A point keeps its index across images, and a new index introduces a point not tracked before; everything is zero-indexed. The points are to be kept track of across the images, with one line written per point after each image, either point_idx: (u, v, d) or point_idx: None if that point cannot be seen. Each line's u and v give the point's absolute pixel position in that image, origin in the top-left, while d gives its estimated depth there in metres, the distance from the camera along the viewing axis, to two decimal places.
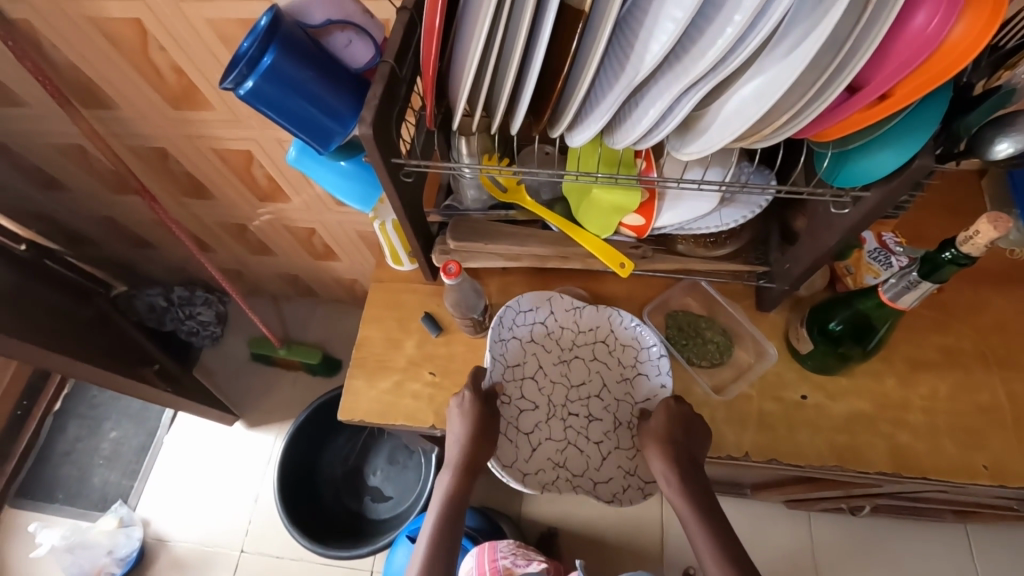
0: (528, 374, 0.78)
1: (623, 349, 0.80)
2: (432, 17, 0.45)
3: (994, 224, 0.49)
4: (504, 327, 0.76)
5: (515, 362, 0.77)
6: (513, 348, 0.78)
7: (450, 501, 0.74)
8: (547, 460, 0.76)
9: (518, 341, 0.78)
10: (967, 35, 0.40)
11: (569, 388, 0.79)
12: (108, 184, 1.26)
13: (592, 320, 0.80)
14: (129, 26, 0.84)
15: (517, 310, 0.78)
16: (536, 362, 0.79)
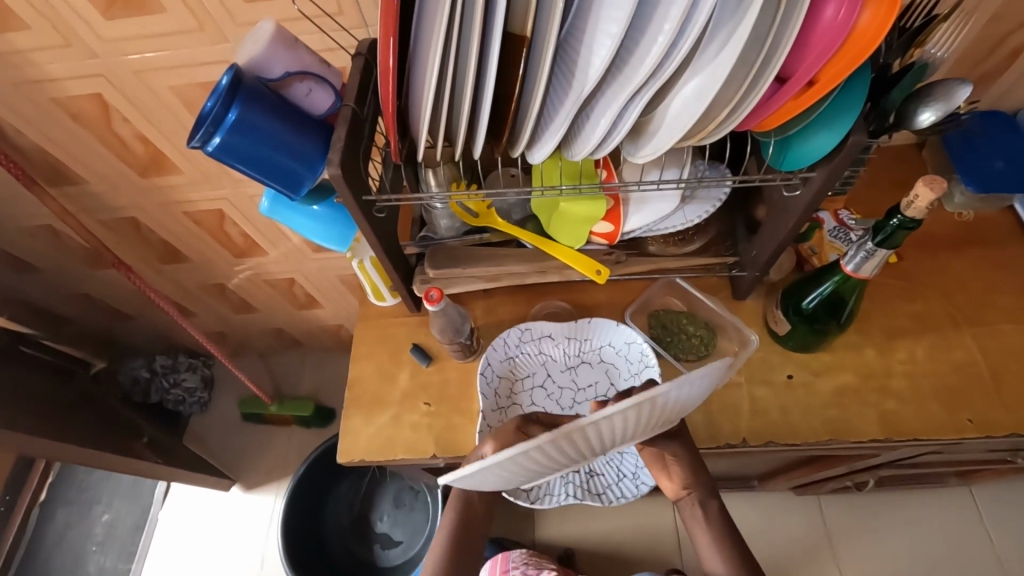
0: (536, 384, 0.83)
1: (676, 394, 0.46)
2: (385, 58, 0.48)
3: (931, 186, 0.52)
4: (508, 345, 0.82)
5: (524, 373, 0.83)
6: (523, 360, 0.84)
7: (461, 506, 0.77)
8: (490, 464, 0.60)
9: (528, 354, 0.83)
10: (873, 19, 0.44)
11: (577, 392, 0.83)
12: (80, 260, 1.25)
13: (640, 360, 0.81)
14: (91, 102, 0.85)
15: (528, 333, 0.82)
16: (545, 371, 0.84)
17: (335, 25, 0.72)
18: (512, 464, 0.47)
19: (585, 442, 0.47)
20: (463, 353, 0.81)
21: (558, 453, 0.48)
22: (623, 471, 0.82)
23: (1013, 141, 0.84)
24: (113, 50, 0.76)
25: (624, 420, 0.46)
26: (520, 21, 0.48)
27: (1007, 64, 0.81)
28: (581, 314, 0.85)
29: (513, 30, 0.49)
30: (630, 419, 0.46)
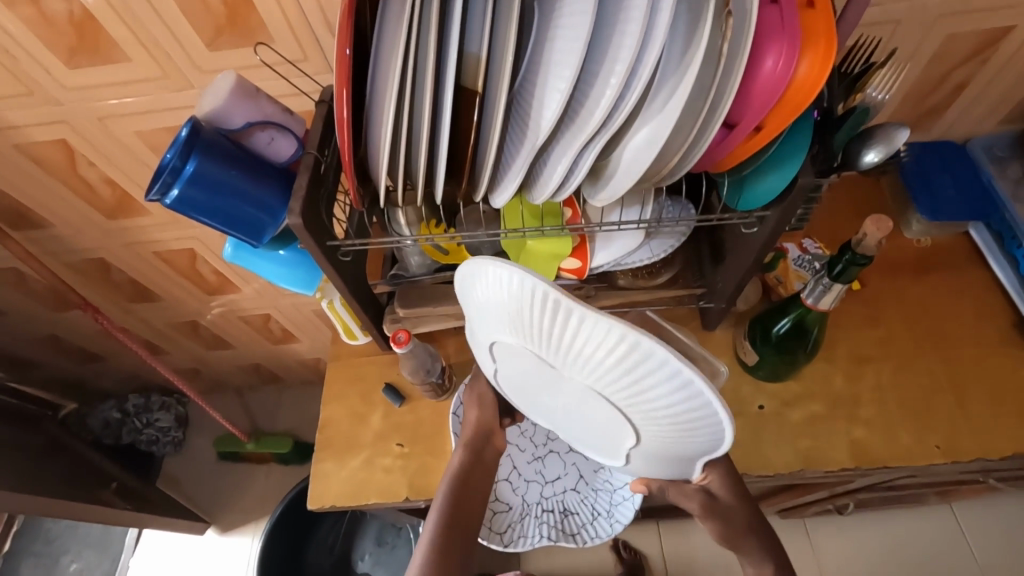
0: (503, 477, 0.81)
1: (666, 377, 0.49)
2: (340, 111, 0.48)
3: (878, 224, 0.55)
4: None
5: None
6: None
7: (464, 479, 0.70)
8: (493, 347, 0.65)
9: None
10: (810, 70, 0.46)
11: (544, 485, 0.82)
12: (46, 302, 1.22)
13: None
14: (55, 148, 0.84)
15: None
16: (510, 462, 0.82)
17: (297, 71, 0.73)
18: (508, 297, 0.52)
19: (562, 337, 0.52)
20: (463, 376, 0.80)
21: (541, 324, 0.52)
22: (597, 509, 0.81)
23: (954, 172, 0.89)
24: (76, 98, 0.76)
25: (618, 349, 0.49)
26: (472, 75, 0.49)
27: (952, 96, 0.84)
28: None
29: (466, 84, 0.50)
30: (619, 356, 0.49)
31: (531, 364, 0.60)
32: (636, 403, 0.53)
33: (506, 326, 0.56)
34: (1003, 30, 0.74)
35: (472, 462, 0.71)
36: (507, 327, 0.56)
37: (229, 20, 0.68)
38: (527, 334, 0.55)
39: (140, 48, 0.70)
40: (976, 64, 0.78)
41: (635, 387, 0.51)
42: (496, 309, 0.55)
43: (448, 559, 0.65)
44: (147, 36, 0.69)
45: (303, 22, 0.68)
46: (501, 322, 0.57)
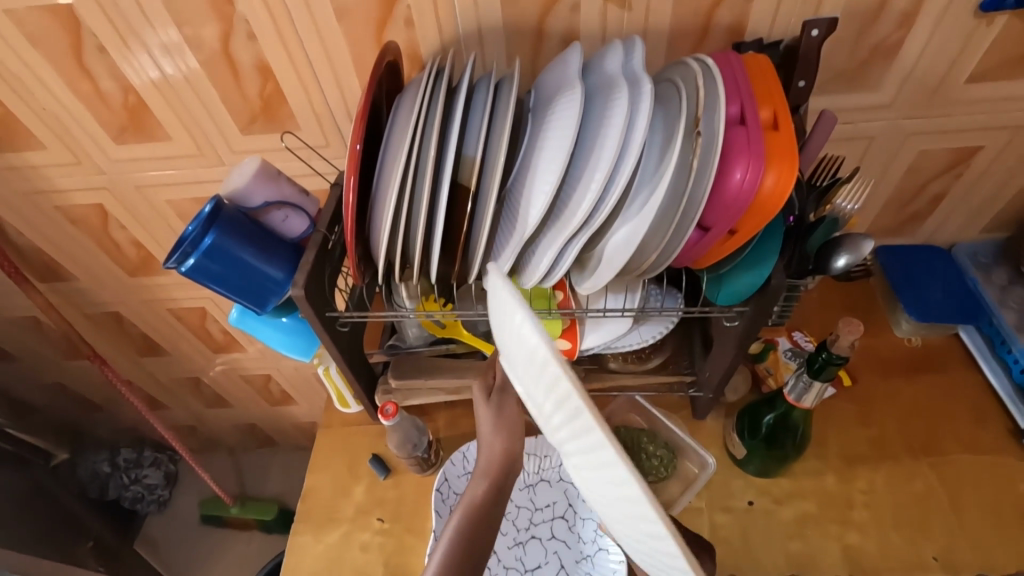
0: None
1: (654, 539, 0.42)
2: (346, 196, 0.54)
3: (850, 327, 0.58)
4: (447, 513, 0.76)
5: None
6: None
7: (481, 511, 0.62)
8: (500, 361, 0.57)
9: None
10: (776, 182, 0.50)
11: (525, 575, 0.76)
12: (57, 351, 1.25)
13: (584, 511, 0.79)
14: (92, 211, 0.91)
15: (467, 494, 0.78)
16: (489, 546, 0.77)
17: (318, 156, 0.81)
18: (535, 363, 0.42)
19: (566, 422, 0.43)
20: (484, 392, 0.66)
21: (552, 406, 0.43)
22: None
23: (940, 274, 0.91)
24: (119, 169, 0.84)
25: (621, 490, 0.41)
26: (467, 173, 0.55)
27: (931, 206, 0.88)
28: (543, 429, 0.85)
29: (462, 180, 0.56)
30: (619, 493, 0.42)
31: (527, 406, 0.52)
32: (611, 516, 0.47)
33: (519, 372, 0.47)
34: (973, 150, 0.79)
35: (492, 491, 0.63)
36: (519, 374, 0.47)
37: (262, 110, 0.76)
38: (537, 400, 0.46)
39: (182, 129, 0.78)
40: (951, 178, 0.83)
41: (615, 511, 0.45)
42: (515, 354, 0.46)
43: None
44: (189, 119, 0.77)
45: (328, 114, 0.76)
46: (512, 362, 0.48)
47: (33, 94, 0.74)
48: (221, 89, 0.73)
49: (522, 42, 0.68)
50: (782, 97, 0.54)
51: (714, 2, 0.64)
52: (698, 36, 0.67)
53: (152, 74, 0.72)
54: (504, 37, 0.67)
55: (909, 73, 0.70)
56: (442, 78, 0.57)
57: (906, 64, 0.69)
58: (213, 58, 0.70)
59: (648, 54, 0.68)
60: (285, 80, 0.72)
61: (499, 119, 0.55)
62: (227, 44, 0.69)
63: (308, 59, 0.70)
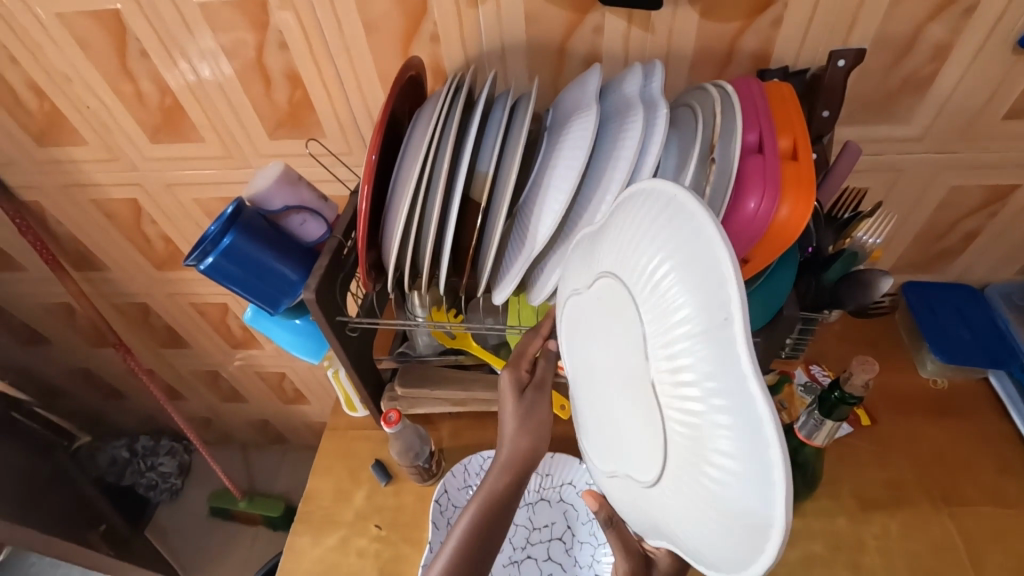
0: None
1: (731, 505, 0.34)
2: (359, 204, 0.55)
3: (864, 367, 0.57)
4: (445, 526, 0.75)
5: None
6: None
7: (498, 506, 0.62)
8: (579, 281, 0.51)
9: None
10: (791, 212, 0.49)
11: None
12: (86, 338, 1.30)
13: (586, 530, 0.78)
14: (126, 205, 0.95)
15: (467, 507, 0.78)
16: None
17: (340, 163, 0.83)
18: (692, 263, 0.36)
19: (678, 338, 0.37)
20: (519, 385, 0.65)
21: (678, 322, 0.37)
22: None
23: (970, 314, 0.87)
24: (153, 167, 0.87)
25: (731, 433, 0.34)
26: (479, 189, 0.56)
27: (962, 243, 0.85)
28: (547, 446, 0.84)
29: (473, 196, 0.56)
30: (718, 435, 0.34)
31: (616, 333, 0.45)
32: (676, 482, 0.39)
33: (645, 283, 0.40)
34: (1009, 188, 0.77)
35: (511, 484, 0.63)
36: (641, 285, 0.40)
37: (290, 117, 0.78)
38: (653, 317, 0.39)
39: (214, 132, 0.81)
40: (985, 216, 0.80)
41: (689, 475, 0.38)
42: (654, 256, 0.40)
43: None
44: (221, 123, 0.80)
45: (352, 123, 0.78)
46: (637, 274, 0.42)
47: (78, 93, 0.78)
48: (252, 96, 0.76)
49: (545, 61, 0.68)
50: (803, 127, 0.53)
51: (739, 28, 0.63)
52: (722, 61, 0.66)
53: (189, 78, 0.75)
54: (527, 55, 0.68)
55: (942, 107, 0.68)
56: (460, 93, 0.57)
57: (938, 97, 0.67)
58: (246, 66, 0.73)
59: (670, 78, 0.68)
60: (313, 89, 0.74)
61: (514, 136, 0.56)
62: (260, 53, 0.71)
63: (336, 70, 0.72)
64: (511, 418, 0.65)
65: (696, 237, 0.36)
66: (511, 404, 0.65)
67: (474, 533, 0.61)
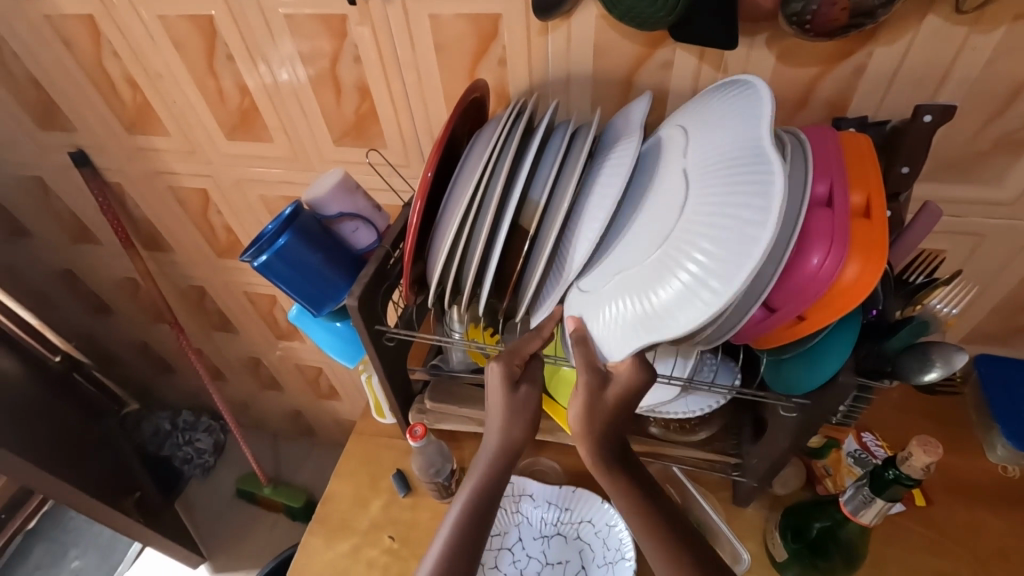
0: None
1: (740, 227, 0.45)
2: (410, 218, 0.56)
3: (925, 447, 0.51)
4: None
5: (496, 530, 0.78)
6: None
7: (490, 482, 0.60)
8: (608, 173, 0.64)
9: (504, 509, 0.79)
10: (859, 272, 0.46)
11: None
12: (146, 314, 1.38)
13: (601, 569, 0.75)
14: (196, 195, 1.01)
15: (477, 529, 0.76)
16: None
17: (396, 173, 0.85)
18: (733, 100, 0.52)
19: (718, 140, 0.51)
20: (505, 370, 0.60)
21: (728, 141, 0.50)
22: None
23: None
24: (225, 161, 0.92)
25: (741, 217, 0.45)
26: (529, 216, 0.55)
27: None
28: (569, 479, 0.82)
29: (523, 222, 0.56)
30: (739, 179, 0.47)
31: (655, 171, 0.57)
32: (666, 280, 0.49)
33: (694, 126, 0.55)
34: None
35: (500, 453, 0.61)
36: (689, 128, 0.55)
37: (355, 126, 0.81)
38: (699, 136, 0.53)
39: (283, 133, 0.85)
40: None
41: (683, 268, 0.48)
42: (712, 109, 0.54)
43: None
44: (290, 125, 0.83)
45: (413, 136, 0.80)
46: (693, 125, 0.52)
47: (168, 89, 0.84)
48: (323, 103, 0.79)
49: (609, 92, 0.68)
50: (879, 182, 0.50)
51: (818, 73, 0.60)
52: (796, 105, 0.64)
53: (267, 82, 0.79)
54: (592, 84, 0.68)
55: None
56: (521, 119, 0.57)
57: None
58: (321, 75, 0.76)
59: None
60: (380, 102, 0.77)
61: (570, 166, 0.55)
62: (335, 64, 0.74)
63: (404, 85, 0.74)
64: (494, 396, 0.60)
65: (751, 88, 0.51)
66: (493, 392, 0.60)
67: (466, 514, 0.59)
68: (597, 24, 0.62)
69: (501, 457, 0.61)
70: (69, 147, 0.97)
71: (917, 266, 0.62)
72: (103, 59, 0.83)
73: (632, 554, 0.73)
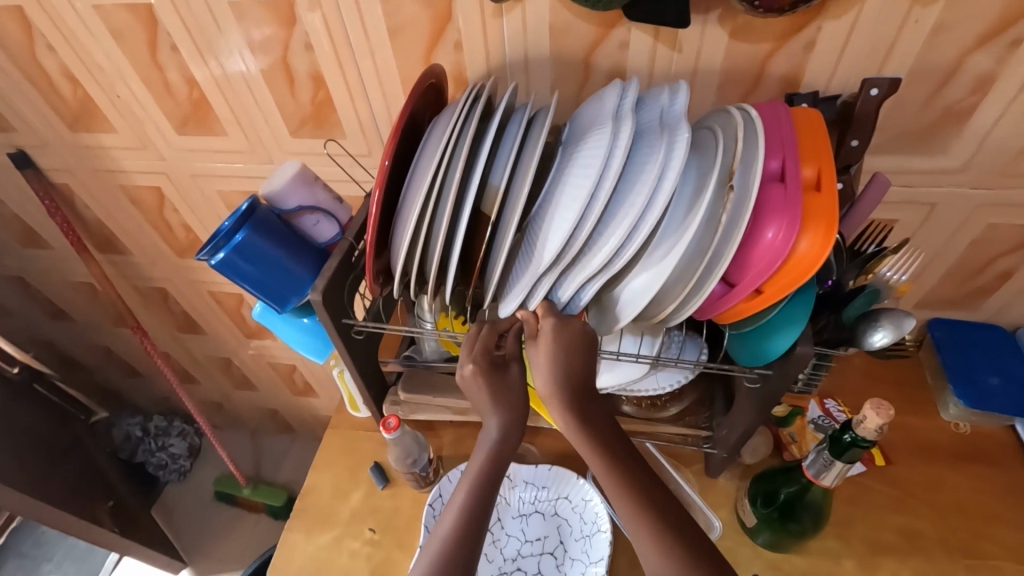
0: None
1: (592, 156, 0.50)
2: (370, 208, 0.55)
3: (878, 410, 0.53)
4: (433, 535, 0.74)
5: None
6: None
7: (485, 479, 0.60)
8: None
9: None
10: (811, 245, 0.47)
11: None
12: (106, 317, 1.33)
13: (581, 542, 0.76)
14: (150, 192, 0.97)
15: None
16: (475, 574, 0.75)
17: (355, 163, 0.83)
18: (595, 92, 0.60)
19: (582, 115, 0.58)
20: (485, 373, 0.61)
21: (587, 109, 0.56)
22: None
23: (1001, 357, 0.83)
24: (179, 156, 0.89)
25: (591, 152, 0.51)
26: (490, 202, 0.55)
27: (997, 283, 0.81)
28: (548, 461, 0.83)
29: (484, 209, 0.56)
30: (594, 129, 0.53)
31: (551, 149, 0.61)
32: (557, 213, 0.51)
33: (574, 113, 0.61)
34: None
35: (505, 432, 0.61)
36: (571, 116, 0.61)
37: (312, 116, 0.79)
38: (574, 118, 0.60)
39: (238, 126, 0.82)
40: (1021, 257, 0.76)
41: (567, 202, 0.51)
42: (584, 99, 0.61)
43: (463, 543, 0.56)
44: (244, 117, 0.81)
45: (372, 123, 0.78)
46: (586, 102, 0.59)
47: (111, 82, 0.80)
48: (277, 94, 0.77)
49: (569, 73, 0.67)
50: (830, 157, 0.51)
51: (771, 50, 0.61)
52: (752, 82, 0.64)
53: (216, 72, 0.76)
54: (550, 67, 0.67)
55: (981, 142, 0.65)
56: (479, 104, 0.57)
57: (977, 134, 0.64)
58: (273, 64, 0.73)
59: (696, 94, 0.66)
60: (336, 90, 0.75)
61: (528, 154, 0.55)
62: (287, 52, 0.72)
63: (360, 73, 0.72)
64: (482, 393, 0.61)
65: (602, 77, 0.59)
66: (479, 393, 0.62)
67: (471, 503, 0.58)
68: (552, 5, 0.62)
69: (507, 434, 0.62)
70: (10, 146, 0.92)
71: (868, 236, 0.64)
72: (38, 53, 0.79)
73: (606, 526, 0.74)
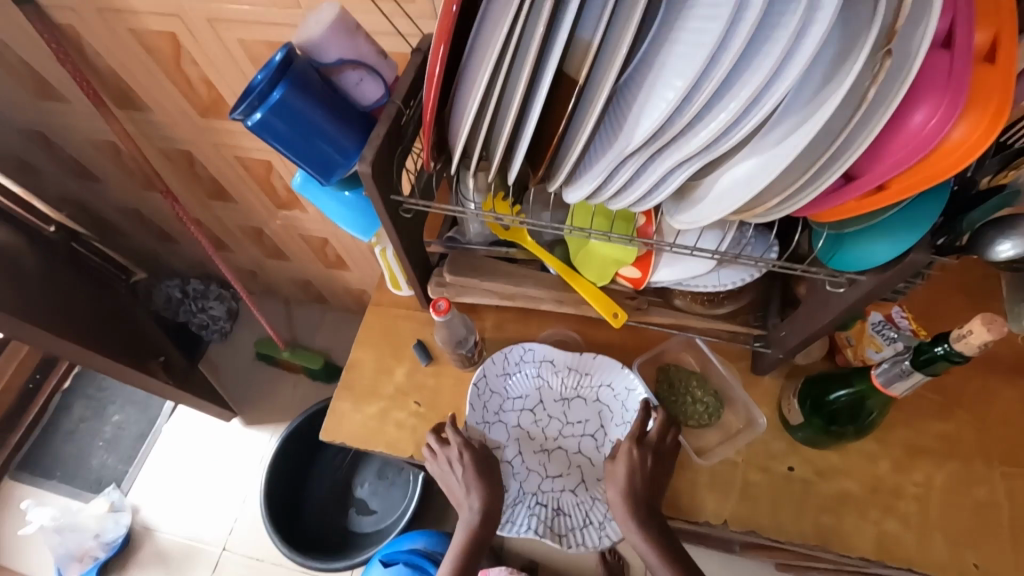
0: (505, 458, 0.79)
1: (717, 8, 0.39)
2: (434, 65, 0.46)
3: (988, 325, 0.49)
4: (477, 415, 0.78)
5: (516, 392, 0.81)
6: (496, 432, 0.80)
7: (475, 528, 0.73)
8: None
9: (522, 372, 0.81)
10: (969, 133, 0.38)
11: (544, 479, 0.78)
12: (133, 180, 1.29)
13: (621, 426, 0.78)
14: (165, 40, 0.87)
15: (506, 398, 0.81)
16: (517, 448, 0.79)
17: (398, 11, 0.72)
18: None
19: None
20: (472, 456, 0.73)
21: None
22: (590, 517, 0.77)
23: None
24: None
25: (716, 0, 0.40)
26: (577, 63, 0.46)
27: None
28: (589, 349, 0.82)
29: (568, 70, 0.47)
30: None
31: None
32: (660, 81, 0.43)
33: None
34: None
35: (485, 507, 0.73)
36: None
37: None
38: None
39: None
40: None
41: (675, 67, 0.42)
42: None
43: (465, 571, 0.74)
44: None
45: None
46: None
47: None
48: None
49: None
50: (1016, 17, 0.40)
51: None
52: None
53: None
54: None
55: None
56: None
57: None
58: None
59: None
60: None
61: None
62: None
63: None
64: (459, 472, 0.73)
65: None
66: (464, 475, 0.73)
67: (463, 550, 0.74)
68: None
69: (487, 504, 0.73)
70: None
71: None
72: None
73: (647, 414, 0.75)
